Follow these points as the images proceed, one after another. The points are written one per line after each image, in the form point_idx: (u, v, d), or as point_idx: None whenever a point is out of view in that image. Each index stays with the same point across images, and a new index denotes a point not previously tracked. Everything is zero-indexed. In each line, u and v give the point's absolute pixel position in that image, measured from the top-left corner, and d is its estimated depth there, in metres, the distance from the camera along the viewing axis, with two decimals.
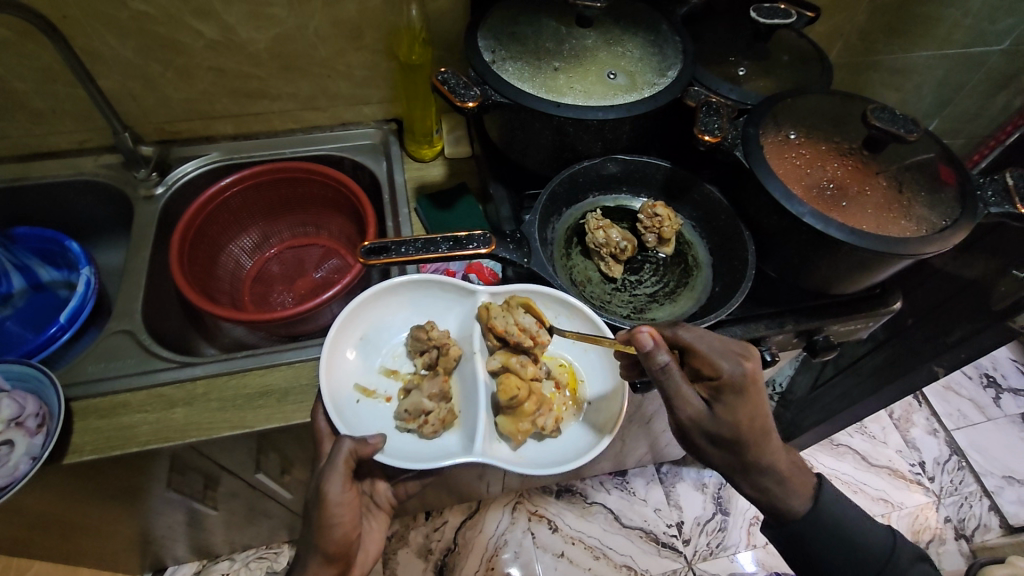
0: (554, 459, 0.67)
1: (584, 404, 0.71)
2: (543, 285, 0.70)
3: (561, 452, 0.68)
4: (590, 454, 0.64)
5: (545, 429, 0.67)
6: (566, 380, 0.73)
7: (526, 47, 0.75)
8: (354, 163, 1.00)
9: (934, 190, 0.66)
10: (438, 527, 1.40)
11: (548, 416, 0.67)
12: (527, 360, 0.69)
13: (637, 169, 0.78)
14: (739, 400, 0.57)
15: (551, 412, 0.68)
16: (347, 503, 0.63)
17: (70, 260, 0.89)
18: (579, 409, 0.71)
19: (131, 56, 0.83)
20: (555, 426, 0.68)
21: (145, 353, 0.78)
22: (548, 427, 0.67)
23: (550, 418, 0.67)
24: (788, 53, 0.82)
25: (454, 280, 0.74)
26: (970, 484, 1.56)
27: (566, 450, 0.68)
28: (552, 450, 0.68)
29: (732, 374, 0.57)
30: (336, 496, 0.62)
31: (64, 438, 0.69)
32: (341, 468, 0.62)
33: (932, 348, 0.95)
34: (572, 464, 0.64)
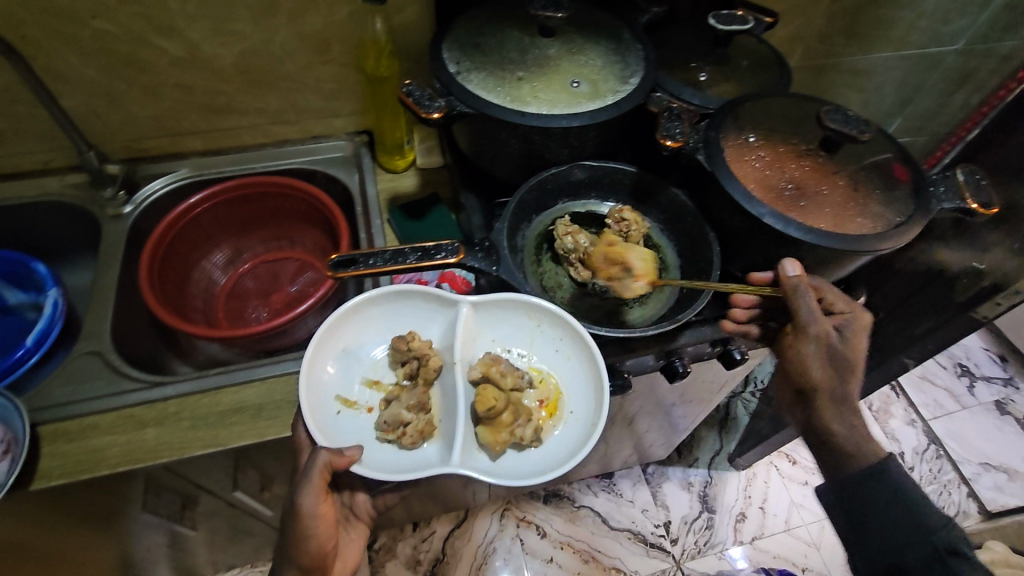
0: (532, 470, 0.67)
1: (565, 413, 0.71)
2: (521, 294, 0.71)
3: (539, 463, 0.68)
4: (567, 466, 0.64)
5: (524, 439, 0.67)
6: (550, 390, 0.73)
7: (489, 58, 0.75)
8: (327, 176, 1.00)
9: (889, 189, 0.68)
10: (426, 537, 1.39)
11: (527, 427, 0.68)
12: (507, 370, 0.70)
13: (605, 174, 0.79)
14: (854, 342, 0.65)
15: (530, 422, 0.68)
16: (323, 515, 0.63)
17: (36, 281, 0.88)
18: (561, 419, 0.71)
19: (94, 75, 0.83)
20: (534, 435, 0.68)
21: (115, 374, 0.77)
22: (526, 437, 0.67)
23: (528, 429, 0.68)
24: (747, 58, 0.84)
25: (435, 290, 0.73)
26: (948, 472, 1.60)
27: (544, 461, 0.68)
28: (531, 459, 0.69)
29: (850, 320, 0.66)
30: (310, 509, 0.63)
31: (31, 463, 0.68)
32: (316, 481, 0.61)
33: (902, 340, 0.97)
34: (549, 475, 0.64)
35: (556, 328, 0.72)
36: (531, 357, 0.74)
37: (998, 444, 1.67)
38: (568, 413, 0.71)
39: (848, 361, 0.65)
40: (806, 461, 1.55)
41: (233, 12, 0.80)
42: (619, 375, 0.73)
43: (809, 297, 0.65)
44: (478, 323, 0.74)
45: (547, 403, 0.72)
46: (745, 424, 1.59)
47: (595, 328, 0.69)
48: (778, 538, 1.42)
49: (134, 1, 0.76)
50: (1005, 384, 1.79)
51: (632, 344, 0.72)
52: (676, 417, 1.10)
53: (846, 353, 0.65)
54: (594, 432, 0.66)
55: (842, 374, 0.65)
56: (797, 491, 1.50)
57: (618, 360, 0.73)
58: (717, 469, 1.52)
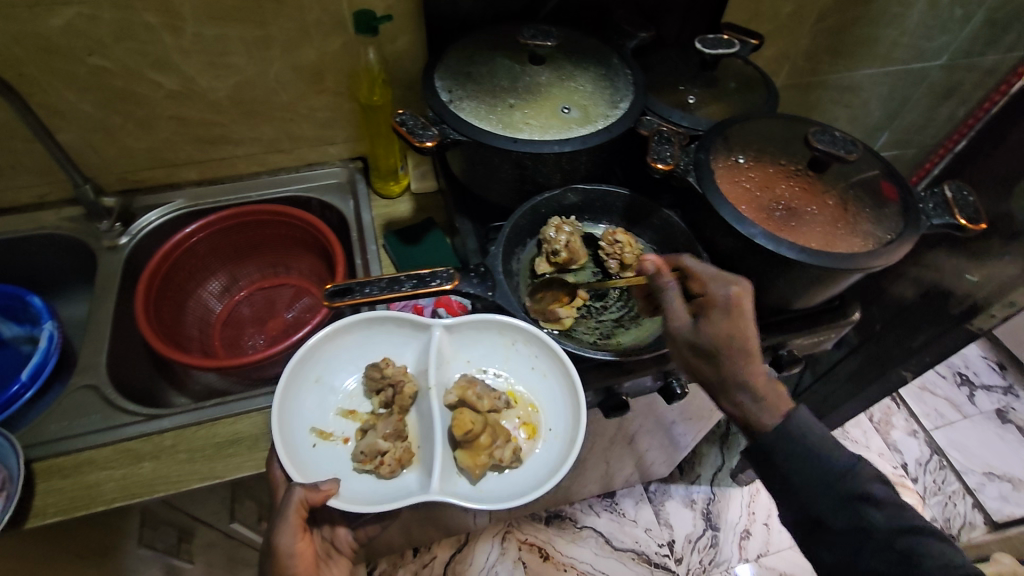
0: (513, 491, 0.66)
1: (543, 431, 0.71)
2: (493, 314, 0.72)
3: (520, 483, 0.67)
4: (549, 484, 0.64)
5: (503, 461, 0.67)
6: (527, 410, 0.72)
7: (481, 86, 0.77)
8: (322, 203, 1.00)
9: (879, 206, 0.69)
10: (427, 563, 1.37)
11: (505, 448, 0.67)
12: (483, 392, 0.69)
13: (598, 198, 0.80)
14: (724, 323, 0.60)
15: (508, 443, 0.68)
16: (301, 553, 0.63)
17: (32, 314, 0.88)
18: (540, 438, 0.70)
19: (90, 110, 0.84)
20: (513, 456, 0.67)
21: (111, 408, 0.77)
22: (505, 459, 0.66)
23: (507, 450, 0.67)
24: (735, 80, 0.85)
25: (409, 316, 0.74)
26: (952, 483, 1.59)
27: (526, 482, 0.67)
28: (512, 480, 0.68)
29: (721, 297, 0.61)
30: (288, 547, 0.62)
31: (25, 501, 0.67)
32: (292, 519, 0.61)
33: (901, 353, 0.98)
34: (531, 495, 0.64)
35: (531, 346, 0.72)
36: (507, 376, 0.74)
37: (1001, 453, 1.66)
38: (547, 431, 0.71)
39: (711, 348, 0.60)
40: None
41: (228, 46, 0.81)
42: (617, 396, 0.73)
43: (669, 289, 0.63)
44: (453, 345, 0.74)
45: (524, 424, 0.71)
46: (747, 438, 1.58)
47: (577, 348, 0.69)
48: (784, 555, 1.41)
49: (129, 37, 0.77)
50: (1004, 393, 1.79)
51: (628, 366, 0.72)
52: (677, 435, 1.10)
53: (705, 341, 0.60)
54: (572, 451, 0.65)
55: (710, 360, 0.60)
56: None
57: (617, 382, 0.72)
58: (719, 486, 1.51)
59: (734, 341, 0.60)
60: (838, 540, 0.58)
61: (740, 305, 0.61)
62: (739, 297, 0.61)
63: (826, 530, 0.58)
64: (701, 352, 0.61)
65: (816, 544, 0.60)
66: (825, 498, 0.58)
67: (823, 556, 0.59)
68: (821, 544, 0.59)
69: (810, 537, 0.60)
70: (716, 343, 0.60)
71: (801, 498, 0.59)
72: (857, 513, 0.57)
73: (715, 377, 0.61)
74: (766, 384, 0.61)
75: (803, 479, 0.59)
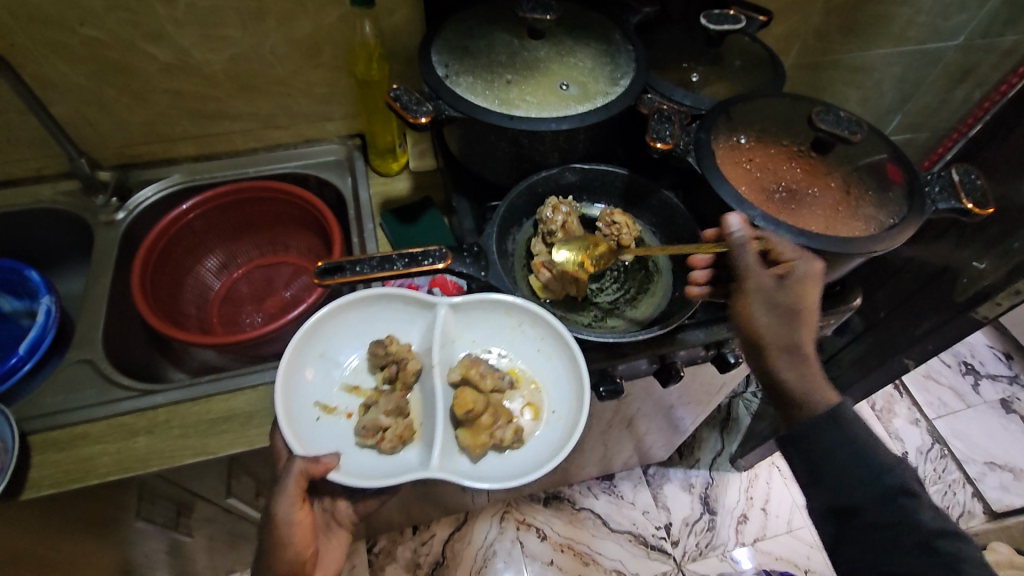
0: (513, 471, 0.66)
1: (546, 414, 0.70)
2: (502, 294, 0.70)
3: (521, 464, 0.67)
4: (549, 465, 0.63)
5: (504, 441, 0.66)
6: (530, 390, 0.72)
7: (478, 61, 0.75)
8: (319, 181, 0.99)
9: (882, 189, 0.67)
10: (426, 540, 1.39)
11: (507, 428, 0.67)
12: (486, 371, 0.69)
13: (596, 178, 0.78)
14: (800, 290, 0.60)
15: (510, 423, 0.67)
16: (299, 523, 0.63)
17: (30, 289, 0.88)
18: (542, 419, 0.70)
19: (84, 83, 0.83)
20: (515, 437, 0.67)
21: (107, 382, 0.77)
22: (506, 439, 0.66)
23: (508, 430, 0.67)
24: (741, 57, 0.83)
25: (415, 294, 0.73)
26: (953, 472, 1.58)
27: (527, 462, 0.67)
28: (512, 461, 0.67)
29: (799, 265, 0.60)
30: (286, 517, 0.62)
31: (22, 472, 0.68)
32: (291, 488, 0.61)
33: (904, 340, 0.97)
34: (530, 475, 0.63)
35: (537, 327, 0.71)
36: (511, 357, 0.73)
37: (1004, 443, 1.65)
38: (549, 413, 0.70)
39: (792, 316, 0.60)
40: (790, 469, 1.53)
41: (221, 17, 0.79)
42: (611, 379, 0.72)
43: (742, 248, 0.60)
44: (458, 324, 0.73)
45: (528, 406, 0.71)
46: (747, 424, 1.58)
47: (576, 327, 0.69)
48: (780, 539, 1.41)
49: (121, 7, 0.76)
50: (1010, 382, 1.77)
51: (623, 349, 0.71)
52: (675, 419, 1.10)
53: (786, 309, 0.60)
54: (574, 432, 0.65)
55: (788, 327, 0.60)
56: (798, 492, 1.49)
57: (610, 364, 0.71)
58: (718, 471, 1.51)
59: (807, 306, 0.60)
60: (869, 536, 0.57)
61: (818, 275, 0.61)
62: (814, 267, 0.60)
63: (855, 524, 0.57)
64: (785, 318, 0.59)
65: (842, 538, 0.59)
66: (860, 490, 0.57)
67: (848, 551, 0.58)
68: (847, 538, 0.58)
69: (838, 530, 0.59)
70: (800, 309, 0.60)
71: (834, 488, 0.58)
72: (892, 507, 0.56)
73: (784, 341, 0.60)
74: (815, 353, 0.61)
75: (838, 465, 0.58)
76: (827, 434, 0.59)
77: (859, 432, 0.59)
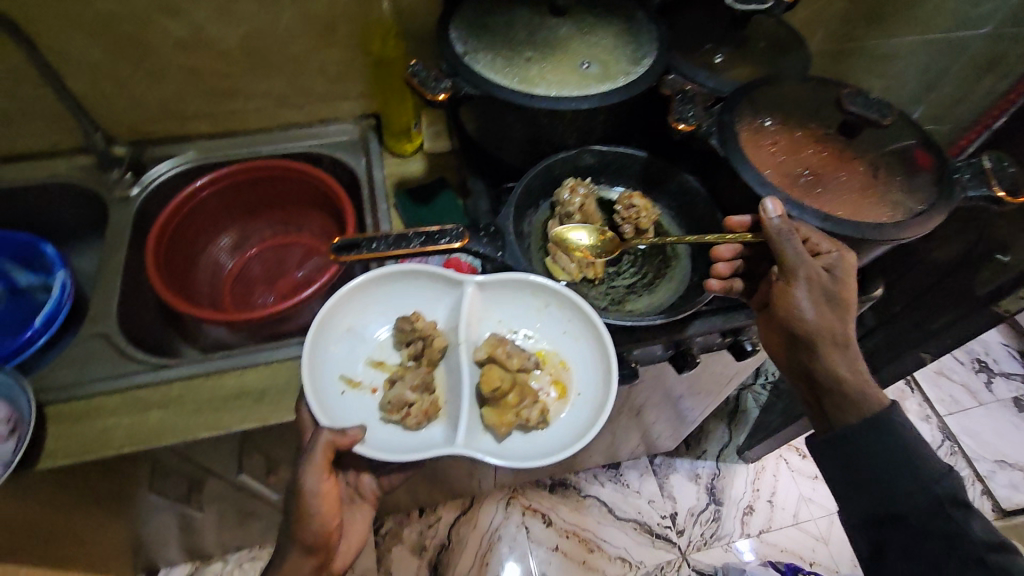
0: (538, 451, 0.66)
1: (573, 395, 0.70)
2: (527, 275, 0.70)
3: (545, 444, 0.67)
4: (575, 447, 0.63)
5: (530, 421, 0.66)
6: (557, 370, 0.71)
7: (497, 38, 0.74)
8: (333, 160, 0.98)
9: (910, 174, 0.65)
10: (432, 523, 1.40)
11: (533, 408, 0.67)
12: (513, 351, 0.69)
13: (615, 160, 0.77)
14: (835, 287, 0.60)
15: (536, 403, 0.67)
16: (325, 494, 0.64)
17: (46, 263, 0.88)
18: (568, 401, 0.69)
19: (100, 57, 0.82)
20: (541, 417, 0.67)
21: (121, 357, 0.77)
22: (532, 419, 0.66)
23: (535, 410, 0.67)
24: (765, 40, 0.81)
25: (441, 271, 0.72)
26: (962, 469, 1.57)
27: (552, 443, 0.67)
28: (537, 441, 0.67)
29: (834, 261, 0.60)
30: (314, 488, 0.63)
31: (39, 442, 0.69)
32: (318, 459, 0.61)
33: (920, 333, 0.95)
34: (555, 456, 0.63)
35: (564, 308, 0.71)
36: (538, 338, 0.72)
37: (1015, 442, 1.63)
38: (576, 395, 0.69)
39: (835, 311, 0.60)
40: (797, 462, 1.52)
41: None
42: (626, 364, 0.72)
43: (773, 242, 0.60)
44: (484, 303, 0.73)
45: (555, 385, 0.71)
46: (756, 417, 1.57)
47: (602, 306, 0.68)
48: (786, 532, 1.41)
49: None
50: None
51: (638, 334, 0.70)
52: (684, 408, 1.09)
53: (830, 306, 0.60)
54: (602, 414, 0.64)
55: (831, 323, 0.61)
56: (806, 485, 1.48)
57: (627, 349, 0.71)
58: (725, 462, 1.51)
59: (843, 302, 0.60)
60: (918, 543, 0.60)
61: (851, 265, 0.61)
62: (849, 263, 0.60)
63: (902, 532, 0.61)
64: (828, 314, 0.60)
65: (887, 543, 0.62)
66: (914, 500, 0.60)
67: (893, 554, 0.62)
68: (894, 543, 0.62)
69: (882, 535, 0.63)
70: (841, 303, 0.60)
71: (885, 496, 0.62)
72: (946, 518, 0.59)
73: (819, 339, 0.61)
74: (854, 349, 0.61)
75: (891, 475, 0.61)
76: (880, 443, 0.61)
77: (910, 445, 0.61)
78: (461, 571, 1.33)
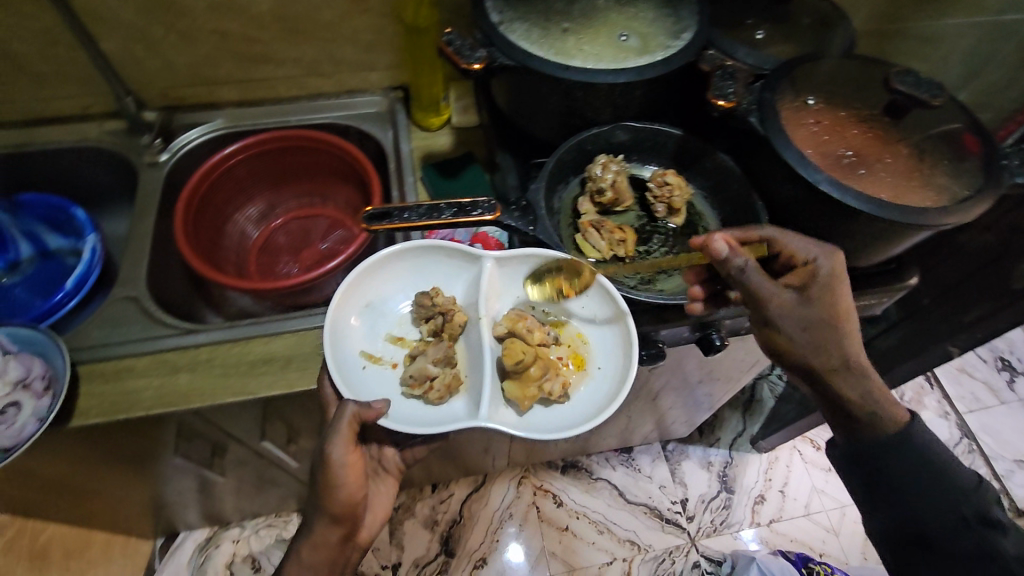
0: (561, 424, 0.65)
1: (594, 369, 0.69)
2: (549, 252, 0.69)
3: (568, 416, 0.66)
4: (599, 418, 0.63)
5: (553, 394, 0.66)
6: (576, 344, 0.71)
7: (533, 7, 0.72)
8: (360, 132, 0.98)
9: (958, 158, 0.63)
10: (444, 499, 1.41)
11: (555, 382, 0.66)
12: (533, 326, 0.68)
13: (649, 137, 0.76)
14: (828, 293, 0.60)
15: (558, 376, 0.67)
16: (351, 464, 0.64)
17: (76, 226, 0.89)
18: (588, 374, 0.69)
19: (133, 19, 0.82)
20: (563, 391, 0.66)
21: (151, 320, 0.78)
22: (554, 392, 0.66)
23: (557, 383, 0.66)
24: (808, 16, 0.79)
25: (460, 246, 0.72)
26: (980, 468, 1.55)
27: (574, 416, 0.67)
28: (560, 414, 0.67)
29: (820, 266, 0.61)
30: (340, 459, 0.63)
31: (71, 400, 0.70)
32: (344, 432, 0.61)
33: (949, 327, 0.93)
34: (579, 428, 0.63)
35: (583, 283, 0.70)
36: (558, 313, 0.72)
37: None
38: (596, 368, 0.69)
39: (825, 321, 0.60)
40: (811, 453, 1.51)
41: None
42: (653, 343, 0.71)
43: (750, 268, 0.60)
44: (502, 278, 0.72)
45: (572, 357, 0.70)
46: (771, 407, 1.55)
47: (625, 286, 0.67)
48: (796, 522, 1.40)
49: None
50: None
51: (665, 314, 0.70)
52: (701, 395, 1.08)
53: (817, 318, 0.60)
54: (623, 387, 0.64)
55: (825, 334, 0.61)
56: (819, 477, 1.48)
57: (654, 327, 0.70)
58: (738, 451, 1.50)
59: (840, 306, 0.61)
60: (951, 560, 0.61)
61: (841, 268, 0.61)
62: (836, 262, 0.61)
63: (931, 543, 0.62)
64: (814, 329, 0.60)
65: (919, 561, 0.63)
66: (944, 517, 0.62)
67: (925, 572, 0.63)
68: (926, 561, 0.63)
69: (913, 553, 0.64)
70: (829, 313, 0.61)
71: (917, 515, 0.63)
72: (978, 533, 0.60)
73: (831, 354, 0.61)
74: (859, 351, 0.62)
75: (921, 492, 0.63)
76: (906, 459, 0.64)
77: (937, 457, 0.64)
78: (472, 546, 1.35)
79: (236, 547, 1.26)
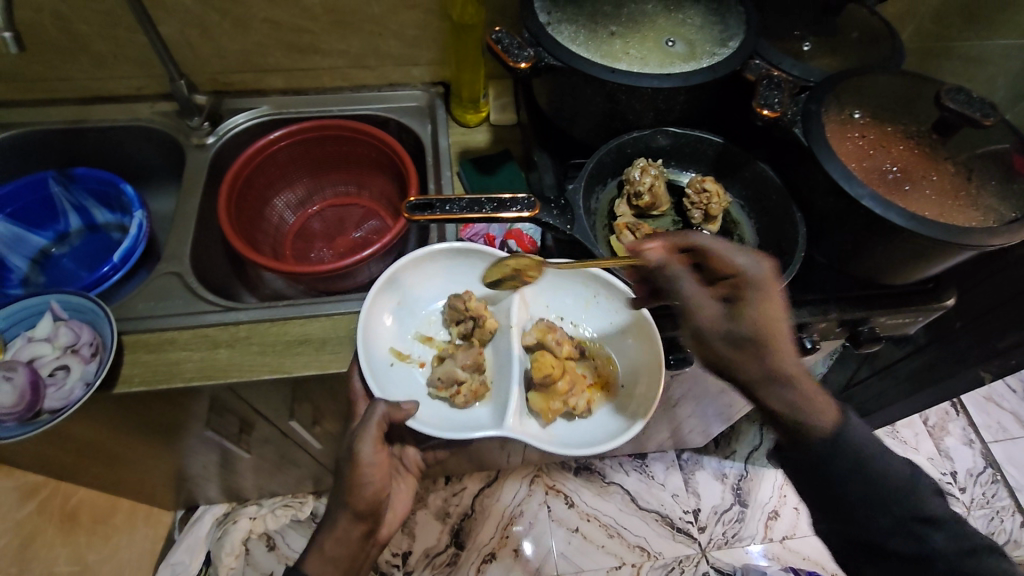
0: (582, 438, 0.68)
1: (615, 386, 0.72)
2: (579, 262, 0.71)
3: (588, 432, 0.69)
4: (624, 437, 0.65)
5: (576, 409, 0.68)
6: (599, 359, 0.73)
7: (582, 10, 0.73)
8: (400, 125, 1.00)
9: (1007, 179, 0.62)
10: (456, 492, 1.42)
11: (580, 398, 0.69)
12: (562, 339, 0.71)
13: (689, 144, 0.76)
14: (752, 301, 0.55)
15: (583, 393, 0.69)
16: (378, 464, 0.66)
17: (124, 202, 0.93)
18: (610, 391, 0.72)
19: (192, 6, 0.85)
20: (586, 407, 0.69)
21: (192, 295, 0.81)
22: (578, 407, 0.68)
23: (581, 400, 0.69)
24: (857, 31, 0.78)
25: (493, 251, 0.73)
26: (1003, 499, 1.51)
27: (595, 432, 0.69)
28: (581, 429, 0.69)
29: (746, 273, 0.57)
30: (368, 457, 0.65)
31: (115, 367, 0.73)
32: (373, 431, 0.63)
33: (982, 352, 0.91)
34: (603, 445, 0.65)
35: (614, 299, 0.72)
36: (582, 328, 0.74)
37: None
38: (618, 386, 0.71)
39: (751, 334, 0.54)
40: None
41: None
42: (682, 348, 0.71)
43: (680, 277, 0.58)
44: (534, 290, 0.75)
45: (595, 373, 0.73)
46: None
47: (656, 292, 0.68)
48: (809, 541, 1.39)
49: None
50: None
51: None
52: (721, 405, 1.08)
53: (740, 330, 0.54)
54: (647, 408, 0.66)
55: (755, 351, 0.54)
56: None
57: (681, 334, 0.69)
58: (753, 465, 1.49)
59: (765, 316, 0.54)
60: None
61: (771, 280, 0.57)
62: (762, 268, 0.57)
63: None
64: (735, 340, 0.54)
65: None
66: None
67: None
68: None
69: None
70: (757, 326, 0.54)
71: None
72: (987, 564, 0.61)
73: (766, 372, 0.54)
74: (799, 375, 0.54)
75: None
76: None
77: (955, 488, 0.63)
78: (482, 541, 1.36)
79: (253, 525, 1.28)
